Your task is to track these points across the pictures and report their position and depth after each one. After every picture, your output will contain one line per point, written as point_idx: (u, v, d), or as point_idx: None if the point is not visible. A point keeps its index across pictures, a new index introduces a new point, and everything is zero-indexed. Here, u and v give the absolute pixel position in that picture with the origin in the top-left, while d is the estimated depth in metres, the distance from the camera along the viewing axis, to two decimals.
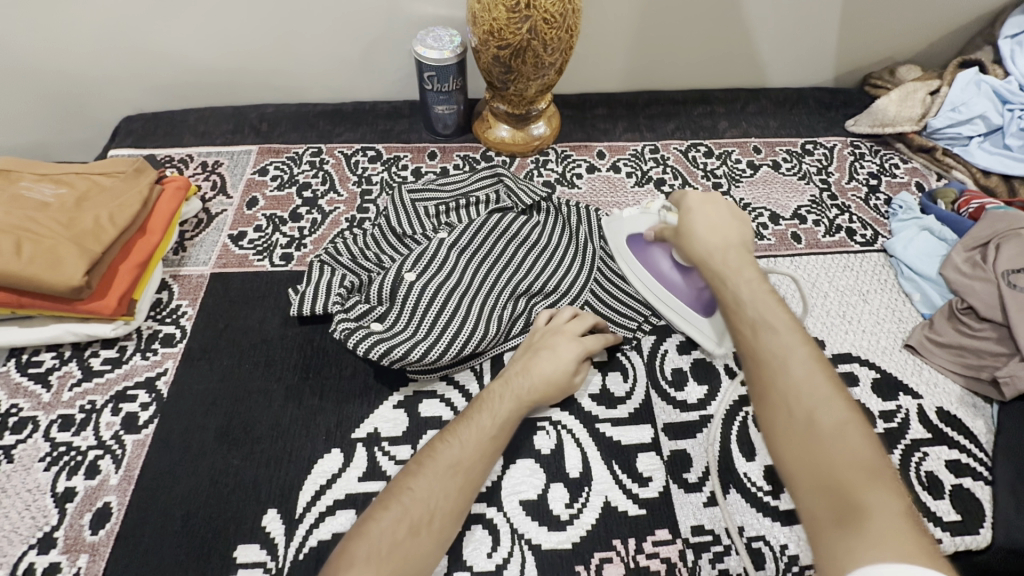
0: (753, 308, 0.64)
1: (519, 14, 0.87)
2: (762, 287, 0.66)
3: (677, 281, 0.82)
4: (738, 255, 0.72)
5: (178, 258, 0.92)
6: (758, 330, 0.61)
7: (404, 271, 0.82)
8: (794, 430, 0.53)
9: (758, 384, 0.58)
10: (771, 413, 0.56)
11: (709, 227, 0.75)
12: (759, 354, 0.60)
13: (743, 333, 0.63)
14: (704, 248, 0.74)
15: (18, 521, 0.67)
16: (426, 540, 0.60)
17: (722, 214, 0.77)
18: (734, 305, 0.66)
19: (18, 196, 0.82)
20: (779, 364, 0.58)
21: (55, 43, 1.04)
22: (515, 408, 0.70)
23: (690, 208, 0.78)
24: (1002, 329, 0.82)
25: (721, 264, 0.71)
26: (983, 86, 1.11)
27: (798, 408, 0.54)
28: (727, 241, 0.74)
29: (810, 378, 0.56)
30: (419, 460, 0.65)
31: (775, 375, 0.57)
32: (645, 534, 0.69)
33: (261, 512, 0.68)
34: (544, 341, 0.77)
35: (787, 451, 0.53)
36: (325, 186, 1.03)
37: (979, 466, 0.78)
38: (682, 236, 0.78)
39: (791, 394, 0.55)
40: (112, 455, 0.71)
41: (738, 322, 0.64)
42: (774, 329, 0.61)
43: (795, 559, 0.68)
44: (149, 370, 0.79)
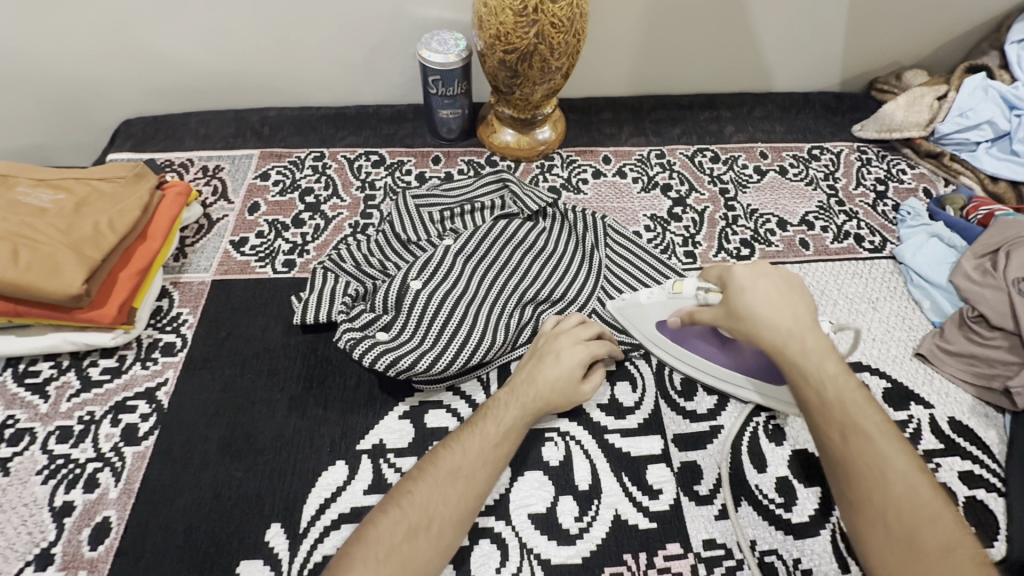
0: (833, 395, 0.59)
1: (526, 18, 0.86)
2: (845, 377, 0.60)
3: (724, 357, 0.76)
4: (813, 338, 0.63)
5: (178, 265, 0.90)
6: (849, 435, 0.56)
7: (410, 279, 0.81)
8: (896, 550, 0.51)
9: (852, 493, 0.55)
10: (869, 528, 0.53)
11: (771, 304, 0.65)
12: (841, 444, 0.56)
13: (829, 434, 0.58)
14: (775, 334, 0.63)
15: (15, 536, 0.65)
16: (425, 545, 0.58)
17: (776, 287, 0.66)
18: (818, 402, 0.59)
19: (15, 202, 0.80)
20: (875, 474, 0.54)
21: (54, 46, 1.03)
22: (519, 415, 0.68)
23: (741, 285, 0.67)
24: (1013, 338, 0.81)
25: (799, 353, 0.62)
26: (990, 91, 1.10)
27: (898, 525, 0.52)
28: (798, 320, 0.64)
29: (909, 489, 0.53)
30: (421, 465, 0.64)
31: (872, 486, 0.54)
32: (656, 547, 0.68)
33: (264, 526, 0.66)
34: (549, 345, 0.75)
35: (888, 568, 0.51)
36: (328, 191, 1.02)
37: (992, 477, 0.77)
38: (737, 319, 0.67)
39: (891, 511, 0.52)
40: (111, 468, 0.70)
41: (822, 422, 0.58)
42: (867, 432, 0.56)
43: (809, 573, 0.67)
44: (149, 380, 0.77)
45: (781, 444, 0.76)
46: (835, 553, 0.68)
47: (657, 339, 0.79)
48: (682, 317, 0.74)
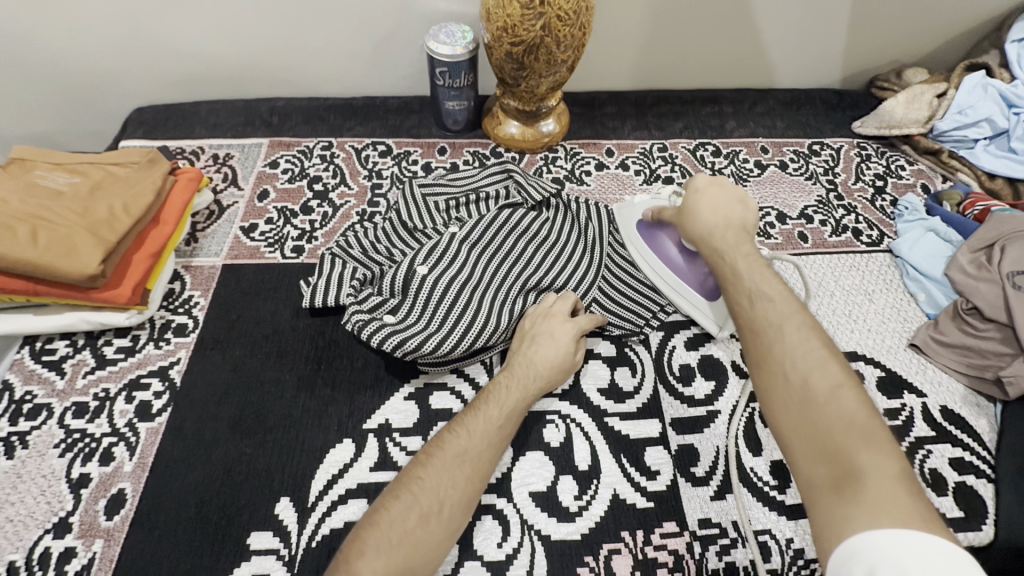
0: (749, 281, 0.68)
1: (532, 11, 0.88)
2: (759, 267, 0.69)
3: (681, 264, 0.85)
4: (736, 236, 0.75)
5: (190, 249, 0.92)
6: (754, 303, 0.65)
7: (416, 265, 0.83)
8: (790, 396, 0.55)
9: (757, 356, 0.60)
10: (768, 385, 0.58)
11: (713, 208, 0.79)
12: (756, 327, 0.62)
13: (740, 304, 0.67)
14: (700, 229, 0.78)
15: (34, 505, 0.67)
16: (437, 528, 0.60)
17: (725, 199, 0.80)
18: (731, 278, 0.70)
19: (32, 185, 0.82)
20: (775, 333, 0.60)
21: (68, 34, 1.04)
22: (521, 397, 0.72)
23: (695, 189, 0.82)
24: (1006, 330, 0.83)
25: (719, 244, 0.75)
26: (990, 90, 1.12)
27: (792, 377, 0.56)
28: (726, 222, 0.77)
29: (808, 349, 0.58)
30: (427, 452, 0.65)
31: (775, 345, 0.59)
32: (653, 526, 0.70)
33: (274, 501, 0.69)
34: (538, 327, 0.79)
35: (786, 414, 0.55)
36: (336, 179, 1.04)
37: (981, 464, 0.79)
38: (684, 218, 0.81)
39: (787, 362, 0.58)
40: (126, 442, 0.72)
41: (735, 296, 0.67)
42: (772, 301, 0.64)
43: (801, 552, 0.69)
44: (162, 359, 0.79)
45: None
46: None
47: (632, 233, 0.91)
48: (655, 215, 0.88)
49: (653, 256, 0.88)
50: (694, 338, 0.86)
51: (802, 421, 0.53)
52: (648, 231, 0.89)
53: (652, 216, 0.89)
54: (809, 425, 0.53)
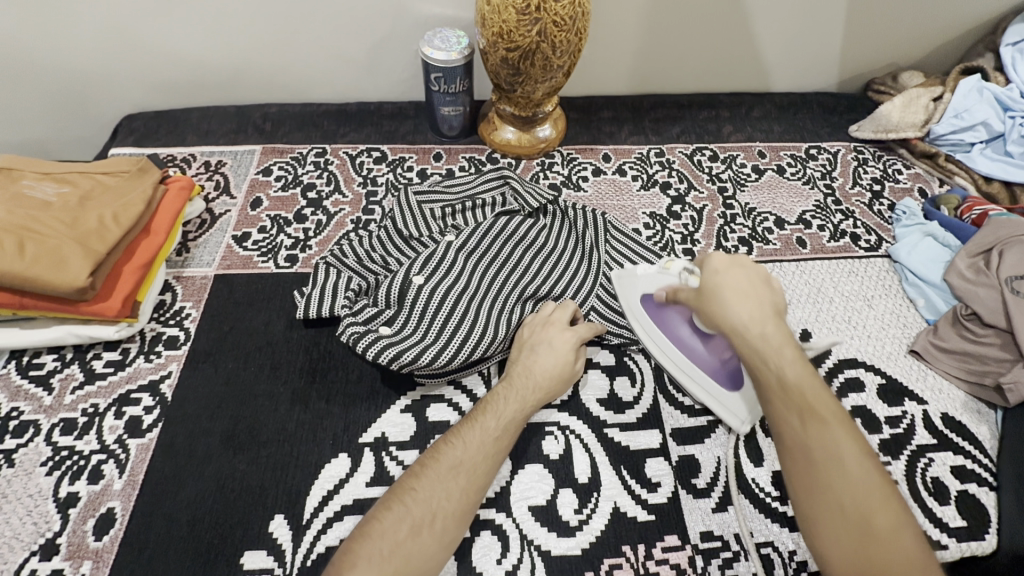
0: (803, 393, 0.57)
1: (528, 17, 0.87)
2: (802, 362, 0.59)
3: (698, 349, 0.76)
4: (775, 325, 0.62)
5: (181, 259, 0.91)
6: (808, 420, 0.56)
7: (412, 275, 0.82)
8: (845, 529, 0.52)
9: (804, 473, 0.55)
10: (814, 503, 0.54)
11: (740, 294, 0.65)
12: (810, 450, 0.55)
13: (788, 420, 0.57)
14: (738, 323, 0.63)
15: (20, 526, 0.65)
16: (429, 540, 0.59)
17: (751, 280, 0.66)
18: (776, 383, 0.58)
19: (19, 195, 0.80)
20: (829, 461, 0.54)
21: (56, 40, 1.03)
22: (518, 408, 0.70)
23: (717, 272, 0.68)
24: (1005, 336, 0.83)
25: (761, 340, 0.61)
26: (985, 93, 1.12)
27: (849, 509, 0.53)
28: (763, 311, 0.63)
29: (858, 467, 0.54)
30: (422, 463, 0.64)
31: (828, 472, 0.54)
32: (654, 539, 0.69)
33: (267, 519, 0.67)
34: (537, 336, 0.78)
35: (838, 544, 0.52)
36: (330, 187, 1.02)
37: (983, 471, 0.78)
38: (706, 305, 0.68)
39: (840, 491, 0.53)
40: (115, 460, 0.70)
41: (782, 410, 0.58)
42: (824, 420, 0.55)
43: (804, 564, 0.68)
44: (153, 373, 0.78)
45: None
46: None
47: (638, 309, 0.82)
48: (667, 295, 0.77)
49: (663, 336, 0.80)
50: None
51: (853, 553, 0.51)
52: (656, 308, 0.80)
53: (663, 295, 0.78)
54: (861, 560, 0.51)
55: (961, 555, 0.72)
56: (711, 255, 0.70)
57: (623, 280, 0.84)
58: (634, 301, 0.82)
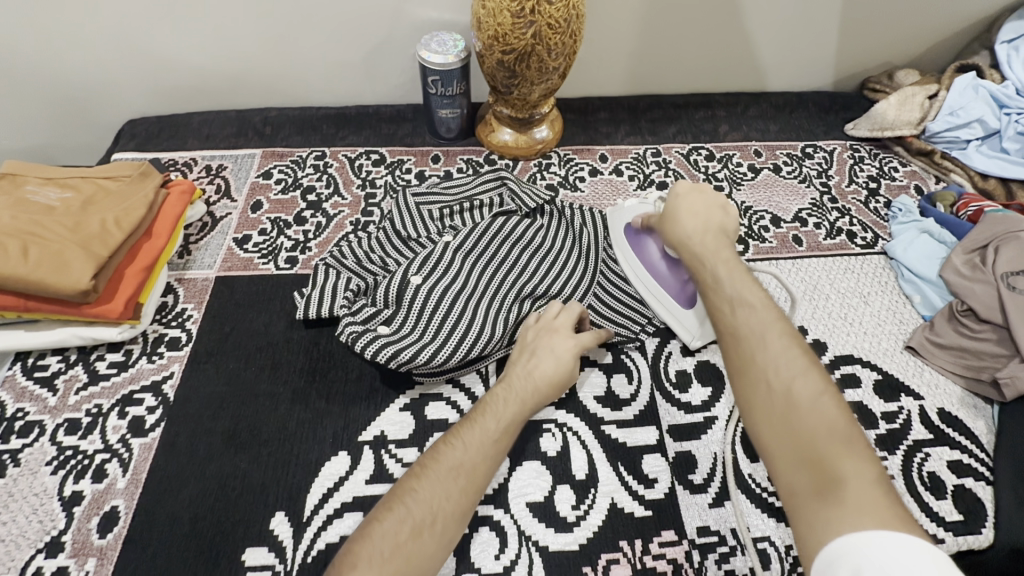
0: (730, 287, 0.67)
1: (523, 19, 0.88)
2: (738, 270, 0.69)
3: (660, 271, 0.84)
4: (715, 239, 0.74)
5: (183, 261, 0.92)
6: (735, 312, 0.64)
7: (410, 275, 0.83)
8: (775, 409, 0.55)
9: (737, 361, 0.60)
10: (747, 387, 0.58)
11: (692, 213, 0.78)
12: (740, 337, 0.61)
13: (721, 312, 0.65)
14: (684, 235, 0.76)
15: (26, 525, 0.66)
16: (431, 542, 0.60)
17: (708, 204, 0.79)
18: (712, 284, 0.69)
19: (23, 200, 0.82)
20: (758, 348, 0.59)
21: (59, 47, 1.04)
22: (519, 411, 0.71)
23: (677, 196, 0.80)
24: (1001, 331, 0.83)
25: (700, 251, 0.73)
26: (981, 91, 1.12)
27: (776, 392, 0.56)
28: (706, 229, 0.75)
29: (788, 357, 0.58)
30: (422, 464, 0.65)
31: (756, 358, 0.59)
32: (651, 535, 0.70)
33: (268, 516, 0.68)
34: (539, 339, 0.78)
35: (770, 424, 0.55)
36: (329, 189, 1.03)
37: (980, 466, 0.79)
38: (666, 223, 0.80)
39: (770, 370, 0.57)
40: (119, 459, 0.71)
41: (717, 303, 0.66)
42: (752, 310, 0.63)
43: (800, 559, 0.69)
44: (155, 373, 0.79)
45: None
46: None
47: (618, 236, 0.91)
48: (643, 221, 0.87)
49: (636, 260, 0.87)
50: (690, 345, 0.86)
51: (784, 425, 0.54)
52: (634, 235, 0.88)
53: (639, 222, 0.88)
54: (791, 433, 0.53)
55: (958, 549, 0.72)
56: (677, 185, 0.81)
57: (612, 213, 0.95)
58: (614, 228, 0.93)
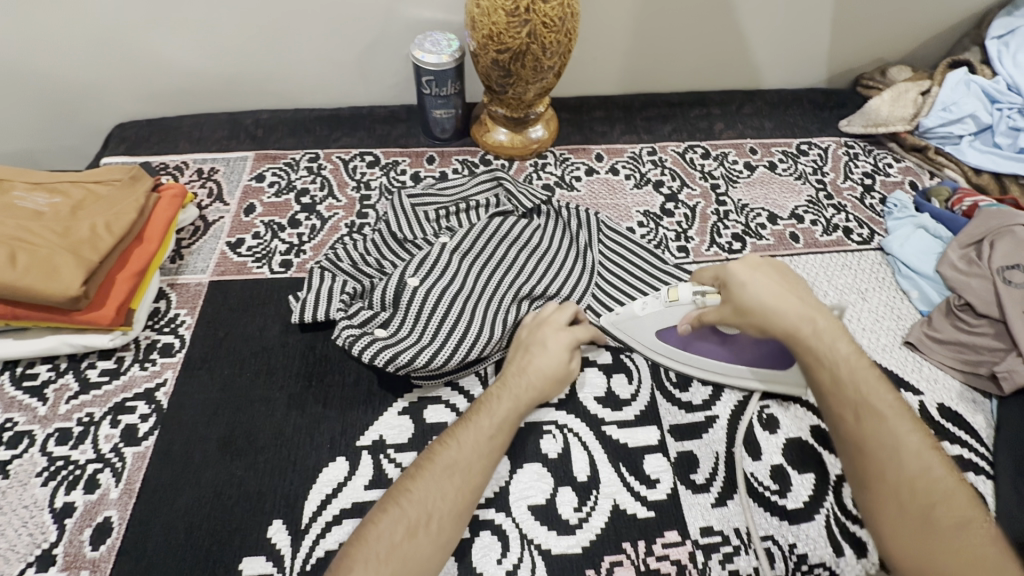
0: (855, 388, 0.62)
1: (518, 18, 0.87)
2: (858, 358, 0.64)
3: (727, 356, 0.78)
4: (828, 324, 0.67)
5: (175, 266, 0.91)
6: (865, 416, 0.61)
7: (407, 276, 0.82)
8: (910, 515, 0.55)
9: (866, 465, 0.59)
10: (878, 492, 0.58)
11: (779, 291, 0.68)
12: (867, 444, 0.60)
13: (843, 413, 0.62)
14: (788, 321, 0.66)
15: (16, 538, 0.65)
16: (427, 542, 0.59)
17: (777, 279, 0.69)
18: (831, 380, 0.63)
19: (10, 206, 0.80)
20: (890, 455, 0.58)
21: (47, 52, 1.03)
22: (513, 407, 0.70)
23: (741, 280, 0.69)
24: (998, 325, 0.83)
25: (813, 337, 0.65)
26: (972, 87, 1.13)
27: (910, 502, 0.56)
28: (812, 309, 0.68)
29: (920, 466, 0.57)
30: (418, 465, 0.64)
31: (887, 468, 0.58)
32: (654, 536, 0.69)
33: (265, 524, 0.67)
34: (533, 337, 0.77)
35: (902, 534, 0.55)
36: (324, 192, 1.02)
37: (980, 460, 0.79)
38: (751, 318, 0.68)
39: (896, 476, 0.57)
40: (112, 468, 0.70)
41: (839, 406, 0.62)
42: (882, 415, 0.60)
43: (804, 557, 0.68)
44: (148, 381, 0.77)
45: (775, 432, 0.77)
46: (829, 538, 0.69)
47: (660, 342, 0.80)
48: (691, 323, 0.76)
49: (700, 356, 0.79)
50: None
51: (913, 537, 0.54)
52: (682, 337, 0.78)
53: (687, 325, 0.76)
54: (928, 548, 0.53)
55: None
56: (727, 271, 0.71)
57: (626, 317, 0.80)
58: (650, 337, 0.80)
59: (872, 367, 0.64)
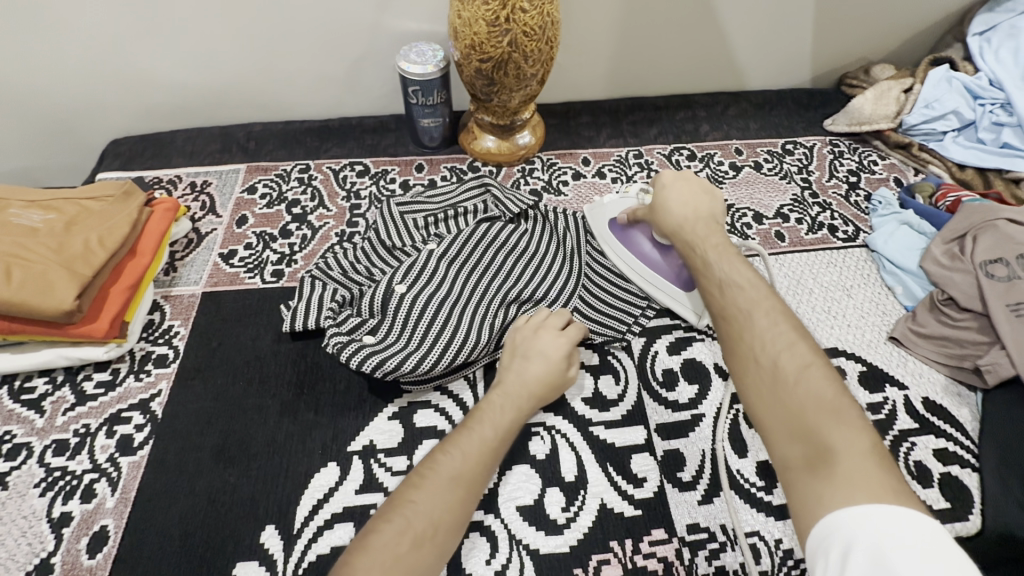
0: (720, 268, 0.69)
1: (499, 28, 0.89)
2: (726, 249, 0.72)
3: (655, 258, 0.88)
4: (704, 225, 0.77)
5: (169, 279, 0.92)
6: (725, 289, 0.66)
7: (395, 283, 0.83)
8: (763, 373, 0.56)
9: (727, 334, 0.62)
10: (738, 358, 0.60)
11: (681, 202, 0.81)
12: (727, 311, 0.64)
13: (711, 293, 0.68)
14: (674, 222, 0.79)
15: (14, 548, 0.66)
16: (430, 552, 0.59)
17: (691, 190, 0.82)
18: (701, 266, 0.71)
19: (6, 223, 0.82)
20: (745, 318, 0.61)
21: (42, 72, 1.05)
22: (514, 418, 0.71)
23: (664, 185, 0.84)
24: (982, 319, 0.84)
25: (690, 235, 0.77)
26: (954, 83, 1.14)
27: (764, 362, 0.57)
28: (697, 214, 0.79)
29: (772, 326, 0.59)
30: (420, 473, 0.63)
31: (743, 331, 0.61)
32: (642, 534, 0.70)
33: (259, 530, 0.68)
34: (529, 342, 0.78)
35: (758, 392, 0.56)
36: (314, 202, 1.04)
37: (966, 453, 0.79)
38: (655, 211, 0.83)
39: (760, 347, 0.58)
40: (108, 478, 0.71)
41: (707, 285, 0.69)
42: (739, 285, 0.65)
43: (790, 552, 0.69)
44: (143, 392, 0.79)
45: None
46: None
47: (606, 232, 0.93)
48: (629, 216, 0.90)
49: (626, 253, 0.90)
50: (675, 343, 0.87)
51: (770, 396, 0.55)
52: (620, 230, 0.92)
53: (626, 216, 0.91)
54: (780, 402, 0.54)
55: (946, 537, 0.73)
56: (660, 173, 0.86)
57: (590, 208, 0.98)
58: (600, 226, 0.94)
59: (738, 253, 0.71)
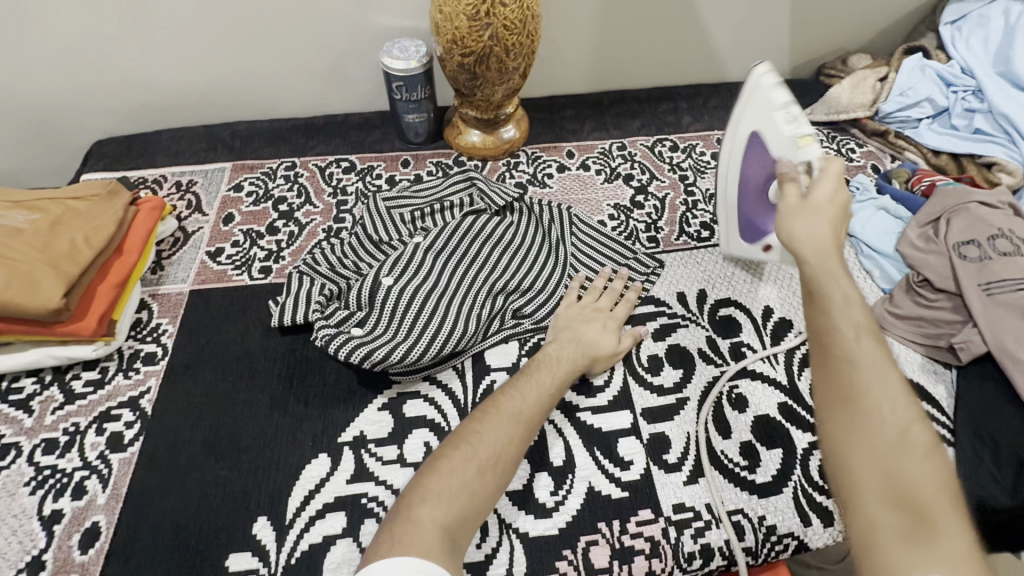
0: (850, 311, 0.62)
1: (479, 22, 0.90)
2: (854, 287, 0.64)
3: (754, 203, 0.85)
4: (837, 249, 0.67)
5: (156, 277, 0.92)
6: (850, 337, 0.61)
7: (382, 276, 0.84)
8: (874, 436, 0.56)
9: (838, 380, 0.59)
10: (848, 410, 0.58)
11: (820, 218, 0.68)
12: (852, 360, 0.60)
13: (837, 333, 0.61)
14: (809, 235, 0.67)
15: (5, 546, 0.66)
16: (495, 481, 0.64)
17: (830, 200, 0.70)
18: (831, 301, 0.63)
19: None
20: (865, 374, 0.59)
21: (23, 75, 1.05)
22: (570, 371, 0.77)
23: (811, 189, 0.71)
24: (956, 299, 0.86)
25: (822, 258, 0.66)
26: (927, 71, 1.18)
27: (878, 426, 0.56)
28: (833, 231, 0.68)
29: (892, 392, 0.58)
30: (485, 409, 0.70)
31: (863, 388, 0.58)
32: (629, 514, 0.72)
33: (251, 521, 0.69)
34: (583, 316, 0.85)
35: (861, 452, 0.56)
36: (301, 199, 1.04)
37: (941, 429, 0.81)
38: (794, 212, 0.70)
39: (880, 409, 0.57)
40: (98, 475, 0.71)
41: (832, 324, 0.62)
42: (867, 336, 0.61)
43: (773, 528, 0.71)
44: (132, 389, 0.79)
45: (744, 411, 0.80)
46: (797, 509, 0.72)
47: (740, 137, 0.83)
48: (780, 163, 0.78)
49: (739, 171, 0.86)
50: (660, 329, 0.89)
51: (877, 460, 0.55)
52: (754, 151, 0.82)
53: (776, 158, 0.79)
54: (886, 472, 0.54)
55: None
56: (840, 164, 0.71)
57: (753, 91, 0.81)
58: (743, 122, 0.83)
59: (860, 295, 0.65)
